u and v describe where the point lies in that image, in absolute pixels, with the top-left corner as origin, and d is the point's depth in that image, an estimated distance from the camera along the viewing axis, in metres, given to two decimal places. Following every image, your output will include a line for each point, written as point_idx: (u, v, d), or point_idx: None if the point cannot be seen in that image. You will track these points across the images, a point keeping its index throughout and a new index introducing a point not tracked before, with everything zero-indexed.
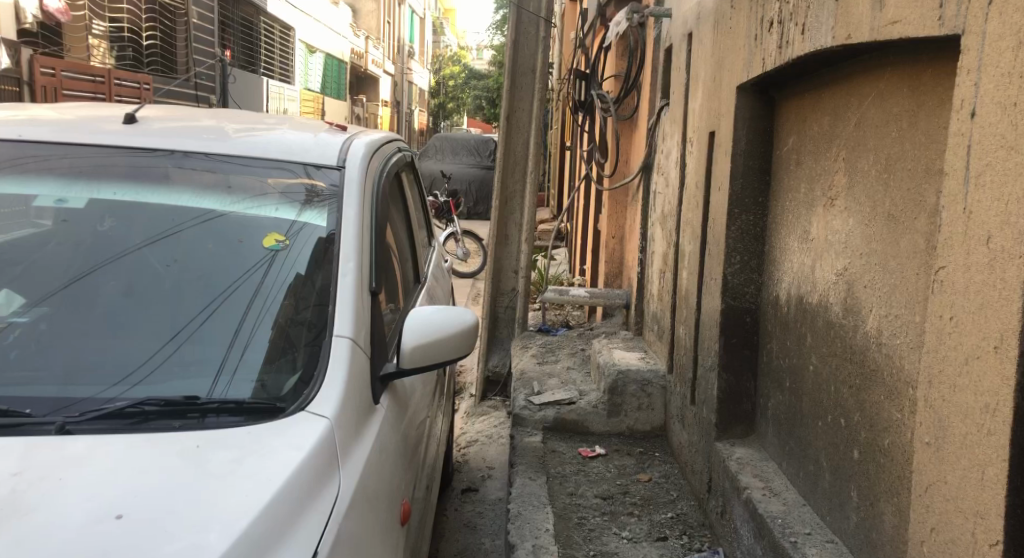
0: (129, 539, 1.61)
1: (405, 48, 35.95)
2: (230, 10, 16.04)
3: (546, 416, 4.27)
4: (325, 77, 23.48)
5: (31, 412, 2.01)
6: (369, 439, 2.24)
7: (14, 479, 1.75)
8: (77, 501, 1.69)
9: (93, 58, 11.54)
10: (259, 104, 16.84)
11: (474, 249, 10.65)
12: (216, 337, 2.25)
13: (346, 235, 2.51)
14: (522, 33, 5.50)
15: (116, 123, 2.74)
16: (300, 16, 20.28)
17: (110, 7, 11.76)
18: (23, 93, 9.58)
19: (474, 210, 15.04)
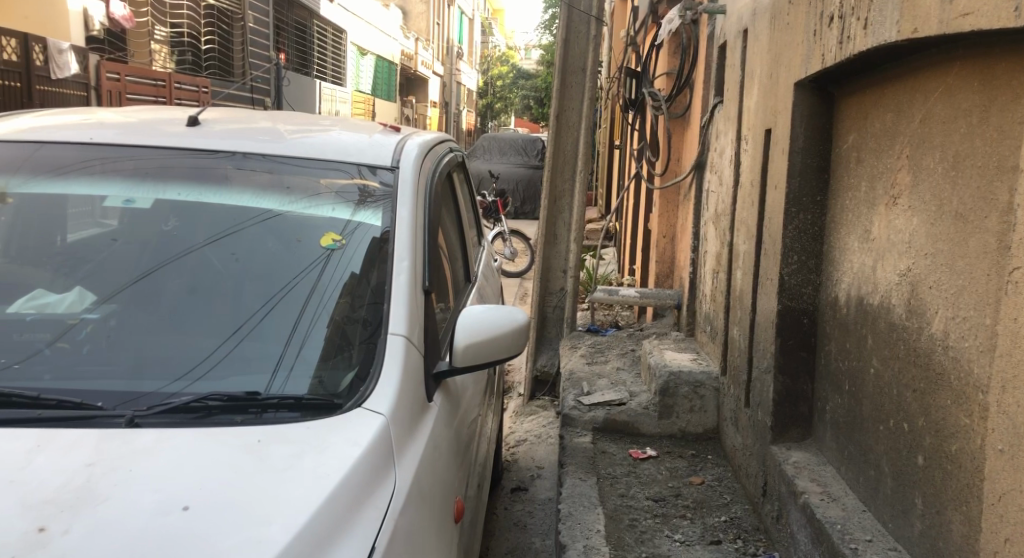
0: (194, 531, 1.64)
1: (455, 48, 36.14)
2: (284, 13, 16.30)
3: (596, 417, 4.27)
4: (376, 78, 23.70)
5: (102, 405, 2.05)
6: (423, 437, 2.26)
7: (86, 470, 1.79)
8: (147, 494, 1.73)
9: (155, 63, 11.90)
10: (311, 105, 17.07)
11: (521, 249, 10.63)
12: (274, 335, 2.28)
13: (400, 234, 2.53)
14: (573, 31, 5.47)
15: (178, 124, 2.80)
16: (351, 18, 20.50)
17: (172, 13, 12.11)
18: (90, 98, 9.85)
19: (521, 210, 15.03)
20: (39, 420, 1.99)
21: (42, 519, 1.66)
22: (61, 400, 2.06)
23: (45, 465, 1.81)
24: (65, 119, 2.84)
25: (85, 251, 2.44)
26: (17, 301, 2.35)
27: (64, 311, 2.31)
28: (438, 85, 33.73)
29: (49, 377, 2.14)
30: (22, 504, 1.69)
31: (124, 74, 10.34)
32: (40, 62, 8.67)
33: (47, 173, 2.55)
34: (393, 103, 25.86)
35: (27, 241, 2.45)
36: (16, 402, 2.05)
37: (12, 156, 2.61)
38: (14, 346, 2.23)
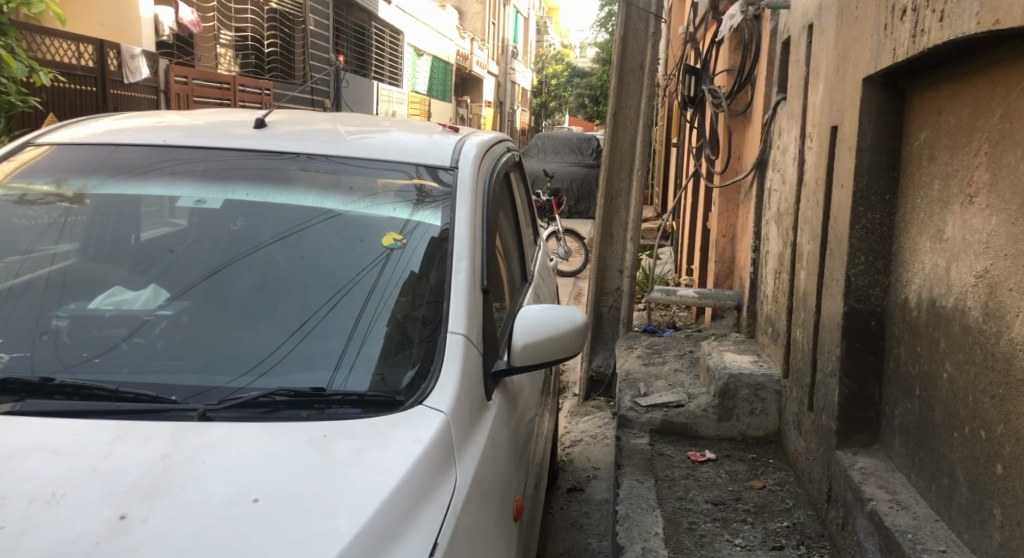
0: (263, 523, 1.67)
1: (510, 48, 36.18)
2: (343, 15, 16.51)
3: (653, 418, 4.24)
4: (432, 78, 23.86)
5: (176, 398, 2.09)
6: (482, 436, 2.26)
7: (161, 461, 1.83)
8: (219, 485, 1.76)
9: (221, 66, 12.34)
10: (369, 105, 17.26)
11: (576, 249, 10.57)
12: (336, 332, 2.30)
13: (460, 233, 2.54)
14: (631, 29, 5.42)
15: (245, 126, 2.85)
16: (408, 19, 20.65)
17: (238, 17, 12.55)
18: (159, 102, 10.10)
19: (575, 209, 14.94)
20: (117, 412, 2.03)
21: (122, 507, 1.70)
22: (138, 393, 2.10)
23: (123, 455, 1.85)
24: (139, 122, 2.91)
25: (159, 250, 2.50)
26: (97, 297, 2.42)
27: (140, 307, 2.37)
28: (493, 84, 33.81)
29: (126, 371, 2.20)
30: (102, 492, 1.73)
31: (190, 77, 10.60)
32: (113, 67, 8.92)
33: (123, 175, 2.63)
34: (448, 103, 26.00)
35: (103, 240, 2.55)
36: (96, 394, 2.10)
37: (91, 158, 2.70)
38: (93, 340, 2.29)
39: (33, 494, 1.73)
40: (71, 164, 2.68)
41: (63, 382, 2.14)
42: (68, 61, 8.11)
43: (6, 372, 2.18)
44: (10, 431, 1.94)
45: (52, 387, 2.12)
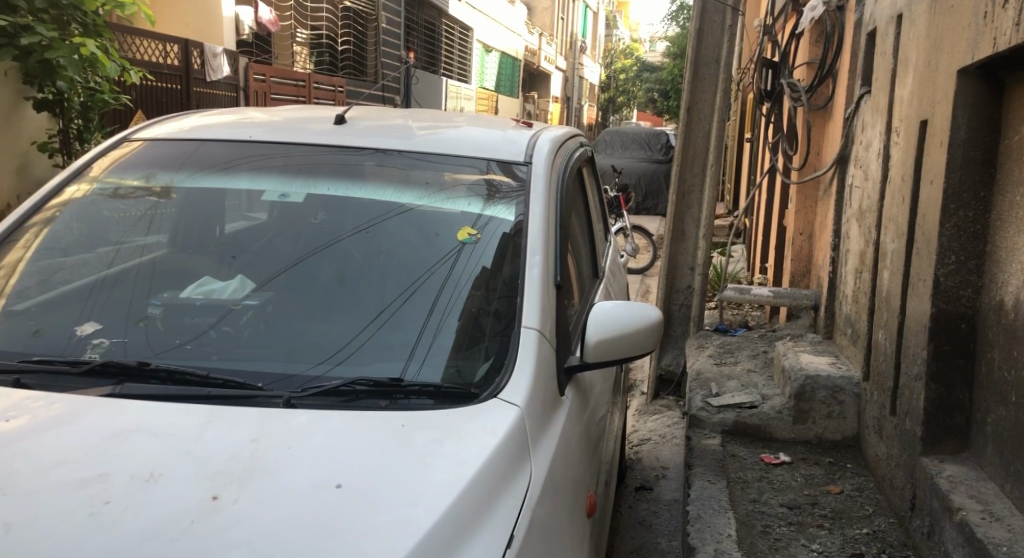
0: (347, 508, 1.69)
1: (580, 44, 35.98)
2: (415, 13, 16.66)
3: (725, 419, 4.17)
4: (500, 74, 23.89)
5: (262, 386, 2.13)
6: (555, 432, 2.25)
7: (250, 444, 1.87)
8: (303, 470, 1.79)
9: (296, 64, 12.53)
10: (438, 102, 17.37)
11: (643, 246, 10.44)
12: (411, 323, 2.32)
13: (534, 227, 2.52)
14: (707, 22, 5.31)
15: (326, 121, 2.88)
16: (477, 16, 20.72)
17: (313, 15, 12.74)
18: (240, 99, 10.30)
19: (642, 205, 14.67)
20: (207, 396, 2.07)
21: (215, 488, 1.73)
22: (227, 379, 2.15)
23: (214, 438, 1.90)
24: (226, 117, 2.99)
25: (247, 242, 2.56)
26: (188, 286, 2.50)
27: (229, 297, 2.45)
28: (561, 80, 33.65)
29: (216, 357, 2.25)
30: (195, 473, 1.78)
31: (268, 75, 10.82)
32: (196, 65, 9.14)
33: (213, 167, 2.70)
34: (516, 99, 25.99)
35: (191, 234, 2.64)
36: (188, 379, 2.15)
37: (182, 151, 2.77)
38: (183, 327, 2.36)
39: (132, 472, 1.78)
40: (166, 160, 2.77)
41: (158, 366, 2.19)
42: (154, 60, 8.35)
43: (105, 356, 2.25)
44: (109, 412, 2.00)
45: (147, 371, 2.18)
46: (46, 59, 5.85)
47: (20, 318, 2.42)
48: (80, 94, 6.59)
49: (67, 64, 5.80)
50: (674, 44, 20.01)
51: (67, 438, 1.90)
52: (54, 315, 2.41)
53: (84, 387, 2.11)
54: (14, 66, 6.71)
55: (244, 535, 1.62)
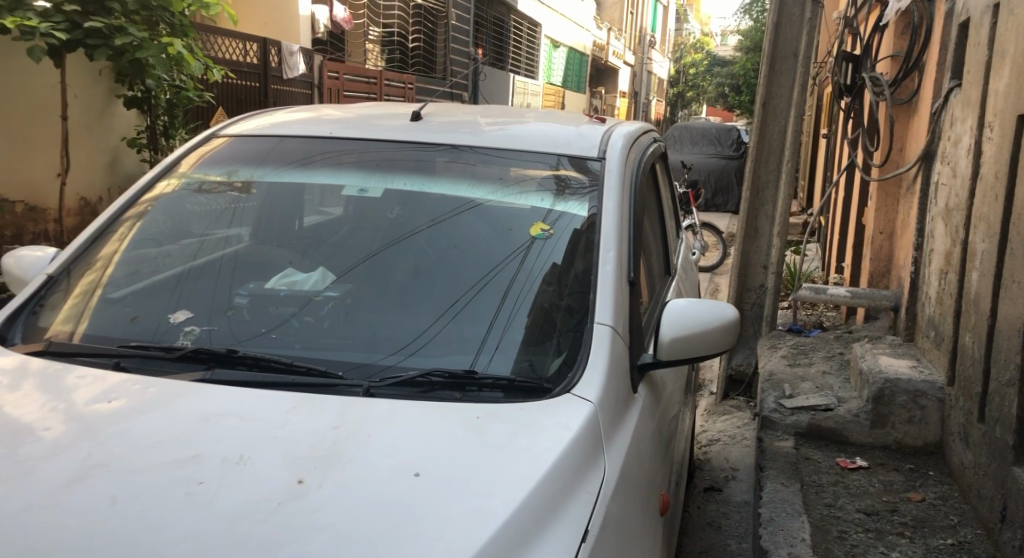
0: (426, 497, 1.74)
1: (649, 39, 35.57)
2: (482, 9, 16.69)
3: (799, 421, 4.08)
4: (568, 70, 23.75)
5: (343, 374, 2.18)
6: (629, 428, 2.24)
7: (332, 432, 1.92)
8: (383, 458, 1.84)
9: (368, 61, 12.71)
10: (504, 97, 17.38)
11: (711, 243, 10.28)
12: (482, 316, 2.34)
13: (607, 223, 2.50)
14: (785, 15, 5.17)
15: (404, 118, 2.91)
16: (546, 11, 20.67)
17: (385, 13, 12.89)
18: (315, 95, 10.49)
19: (711, 201, 14.40)
20: (291, 384, 2.12)
21: (300, 472, 1.79)
22: (310, 367, 2.20)
23: (299, 424, 1.95)
24: (308, 114, 3.05)
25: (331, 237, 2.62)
26: (272, 278, 2.58)
27: (311, 288, 2.51)
28: (630, 75, 33.33)
29: (299, 346, 2.32)
30: (282, 458, 1.84)
31: (342, 73, 10.98)
32: (274, 64, 9.33)
33: (294, 163, 2.76)
34: (583, 95, 25.84)
35: (273, 226, 2.72)
36: (273, 366, 2.20)
37: (263, 147, 2.84)
38: (268, 316, 2.43)
39: (223, 454, 1.85)
40: (252, 155, 2.83)
41: (245, 353, 2.25)
42: (234, 58, 8.56)
43: (197, 342, 2.32)
44: (200, 396, 2.06)
45: (235, 357, 2.24)
46: (137, 59, 6.05)
47: (117, 305, 2.50)
48: (166, 92, 6.92)
49: (156, 63, 5.99)
50: (746, 37, 19.61)
51: (163, 420, 1.96)
52: (148, 304, 2.49)
53: (175, 372, 2.18)
54: (106, 65, 7.02)
55: (329, 519, 1.68)
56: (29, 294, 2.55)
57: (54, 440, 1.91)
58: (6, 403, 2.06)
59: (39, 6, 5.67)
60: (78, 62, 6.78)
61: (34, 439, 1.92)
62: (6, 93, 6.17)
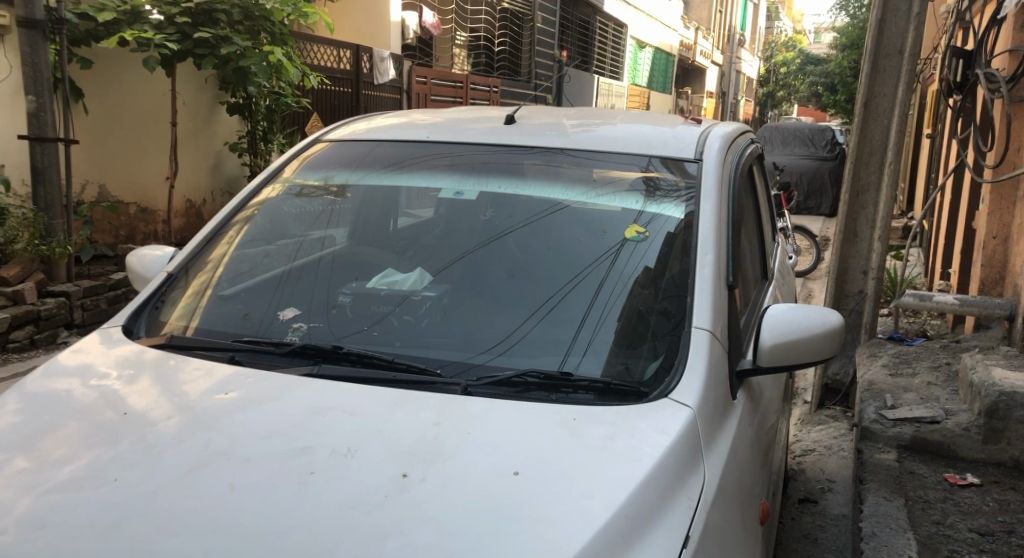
0: (526, 497, 1.75)
1: (738, 38, 34.81)
2: (569, 11, 16.66)
3: (902, 433, 3.91)
4: (653, 70, 23.41)
5: (441, 373, 2.20)
6: (728, 435, 2.19)
7: (433, 428, 1.94)
8: (484, 455, 1.85)
9: (455, 65, 12.84)
10: (588, 98, 17.27)
11: (804, 247, 9.98)
12: (574, 318, 2.34)
13: (705, 225, 2.44)
14: (891, 10, 4.90)
15: (502, 119, 2.92)
16: (633, 13, 20.48)
17: (472, 18, 13.01)
18: (404, 101, 10.65)
19: (803, 204, 13.60)
20: (391, 379, 2.15)
21: (404, 466, 1.82)
22: (409, 364, 2.22)
23: (401, 419, 1.97)
24: (405, 118, 3.08)
25: (430, 238, 2.65)
26: (373, 278, 2.62)
27: (409, 288, 2.54)
28: (718, 75, 32.66)
29: (398, 344, 2.35)
30: (387, 451, 1.87)
31: (430, 77, 11.07)
32: (367, 69, 9.51)
33: (390, 164, 2.79)
34: (668, 95, 25.47)
35: (370, 227, 2.78)
36: (375, 363, 2.23)
37: (361, 150, 2.88)
38: (368, 314, 2.47)
39: (331, 446, 1.88)
40: (353, 157, 2.88)
41: (348, 350, 2.28)
42: (328, 65, 8.74)
43: (304, 339, 2.37)
44: (307, 390, 2.09)
45: (339, 353, 2.27)
46: (241, 67, 6.26)
47: (227, 302, 2.57)
48: (267, 99, 7.12)
49: (258, 70, 6.19)
50: (840, 34, 18.97)
51: (272, 412, 2.00)
52: (259, 301, 2.56)
53: (282, 366, 2.23)
54: (212, 73, 7.26)
55: (433, 512, 1.70)
56: (152, 290, 2.64)
57: (173, 429, 1.96)
58: (129, 392, 2.13)
59: (154, 19, 6.00)
60: (185, 72, 7.00)
61: (156, 427, 1.98)
62: (120, 103, 6.47)
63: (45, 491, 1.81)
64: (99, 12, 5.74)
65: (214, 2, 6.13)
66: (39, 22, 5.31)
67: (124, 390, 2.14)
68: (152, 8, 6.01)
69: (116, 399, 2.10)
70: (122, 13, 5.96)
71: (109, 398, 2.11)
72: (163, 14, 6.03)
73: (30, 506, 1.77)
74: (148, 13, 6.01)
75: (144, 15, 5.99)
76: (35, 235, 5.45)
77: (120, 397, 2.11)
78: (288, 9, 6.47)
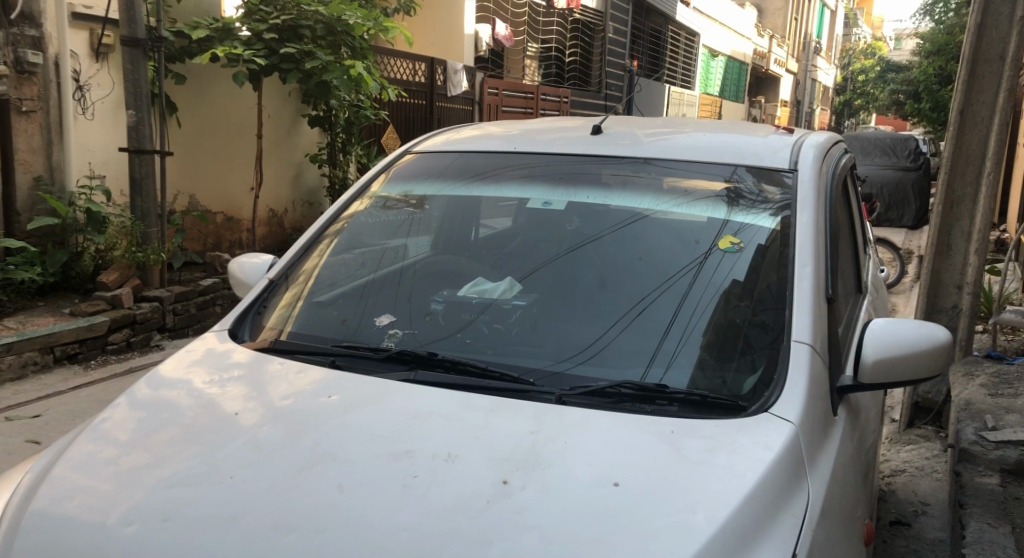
0: (627, 508, 1.74)
1: (816, 47, 34.03)
2: (642, 20, 16.50)
3: (1005, 457, 3.73)
4: (726, 79, 23.04)
5: (534, 382, 2.19)
6: (832, 452, 2.12)
7: (530, 436, 1.94)
8: (582, 465, 1.84)
9: (526, 76, 12.85)
10: (659, 108, 17.10)
11: (888, 261, 9.64)
12: (668, 329, 2.30)
13: (802, 237, 2.37)
14: (991, 15, 4.64)
15: (589, 131, 2.90)
16: (705, 21, 20.21)
17: (543, 29, 13.01)
18: (477, 112, 10.73)
19: (884, 216, 12.69)
20: (484, 387, 2.15)
21: (504, 473, 1.83)
22: (503, 372, 2.22)
23: (499, 426, 1.97)
24: (492, 128, 3.09)
25: (520, 248, 2.65)
26: (464, 287, 2.63)
27: (499, 296, 2.54)
28: (794, 83, 31.93)
29: (490, 351, 2.35)
30: (487, 457, 1.87)
31: (502, 89, 11.11)
32: (440, 82, 9.59)
33: (478, 174, 2.80)
34: (741, 104, 25.05)
35: (454, 239, 2.80)
36: (469, 370, 2.24)
37: (450, 162, 2.90)
38: (460, 322, 2.48)
39: (432, 450, 1.89)
40: (440, 168, 2.90)
41: (443, 356, 2.30)
42: (404, 77, 8.86)
43: (400, 345, 2.39)
44: (404, 396, 2.10)
45: (434, 359, 2.28)
46: (323, 81, 6.38)
47: (323, 308, 2.61)
48: (346, 112, 7.24)
49: (340, 83, 6.30)
50: (924, 42, 18.38)
51: (371, 416, 2.02)
52: (355, 307, 2.59)
53: (379, 372, 2.25)
54: (295, 87, 7.42)
55: (536, 520, 1.71)
56: (254, 296, 2.70)
57: (277, 430, 2.00)
58: (232, 394, 2.17)
59: (244, 36, 6.24)
60: (270, 86, 7.19)
61: (264, 427, 2.01)
62: (209, 115, 6.67)
63: (162, 485, 1.87)
64: (194, 29, 6.03)
65: (300, 18, 6.29)
66: (141, 41, 5.52)
67: (232, 391, 2.19)
68: (241, 26, 6.25)
69: (222, 400, 2.15)
70: (214, 31, 6.19)
71: (213, 400, 2.16)
72: (252, 31, 6.23)
73: (150, 500, 1.83)
74: (238, 30, 6.24)
75: (234, 32, 6.21)
76: (132, 242, 5.63)
77: (226, 399, 2.15)
78: (369, 24, 6.47)
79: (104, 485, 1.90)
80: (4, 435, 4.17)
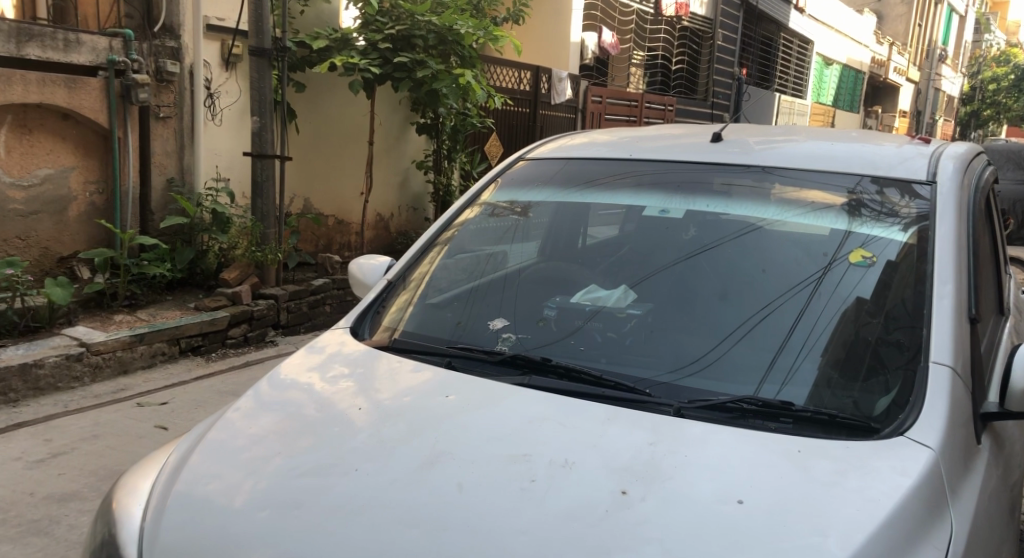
0: (754, 528, 1.66)
1: (941, 55, 32.49)
2: (754, 27, 16.09)
3: None
4: (840, 89, 22.25)
5: (651, 393, 2.12)
6: (975, 482, 1.98)
7: (649, 447, 1.87)
8: (703, 480, 1.77)
9: (631, 84, 12.71)
10: (770, 117, 16.62)
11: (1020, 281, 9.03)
12: (793, 344, 2.18)
13: (942, 253, 2.23)
14: None
15: (705, 139, 2.81)
16: (820, 29, 19.54)
17: (650, 37, 12.85)
18: (580, 120, 10.68)
19: None
20: (599, 395, 2.10)
21: (623, 483, 1.77)
22: (618, 382, 2.16)
23: (616, 436, 1.92)
24: (601, 135, 3.04)
25: (635, 254, 2.58)
26: (577, 293, 2.59)
27: (614, 304, 2.49)
28: (915, 93, 30.55)
29: (603, 360, 2.29)
30: (605, 466, 1.82)
31: (605, 97, 11.04)
32: (545, 89, 9.58)
33: (593, 181, 2.75)
34: (857, 114, 24.13)
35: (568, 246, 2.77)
36: (582, 378, 2.19)
37: (563, 168, 2.86)
38: (573, 329, 2.43)
39: (548, 457, 1.86)
40: (553, 174, 2.87)
41: (557, 362, 2.26)
42: (511, 86, 8.90)
43: (514, 349, 2.36)
44: (518, 400, 2.07)
45: (548, 365, 2.24)
46: (433, 89, 6.44)
47: (438, 309, 2.61)
48: (452, 120, 7.21)
49: (448, 92, 6.37)
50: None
51: (484, 419, 2.00)
52: (469, 310, 2.58)
53: (492, 375, 2.23)
54: (405, 95, 7.55)
55: (658, 533, 1.66)
56: (373, 296, 2.73)
57: (393, 428, 2.00)
58: (347, 391, 2.19)
59: (360, 45, 6.39)
60: (383, 94, 7.36)
61: (381, 424, 2.02)
62: (324, 122, 6.86)
63: (288, 475, 1.89)
64: (314, 40, 6.25)
65: (413, 28, 6.35)
66: (267, 51, 5.70)
67: (350, 388, 2.21)
68: (358, 35, 6.41)
69: (337, 398, 2.17)
70: (333, 41, 6.39)
71: (329, 397, 2.17)
72: (367, 41, 6.37)
73: (277, 491, 1.86)
74: (355, 40, 6.40)
75: (352, 42, 6.38)
76: (252, 242, 5.82)
77: (342, 396, 2.17)
78: (480, 33, 6.50)
79: (231, 474, 1.94)
80: (135, 420, 4.36)
